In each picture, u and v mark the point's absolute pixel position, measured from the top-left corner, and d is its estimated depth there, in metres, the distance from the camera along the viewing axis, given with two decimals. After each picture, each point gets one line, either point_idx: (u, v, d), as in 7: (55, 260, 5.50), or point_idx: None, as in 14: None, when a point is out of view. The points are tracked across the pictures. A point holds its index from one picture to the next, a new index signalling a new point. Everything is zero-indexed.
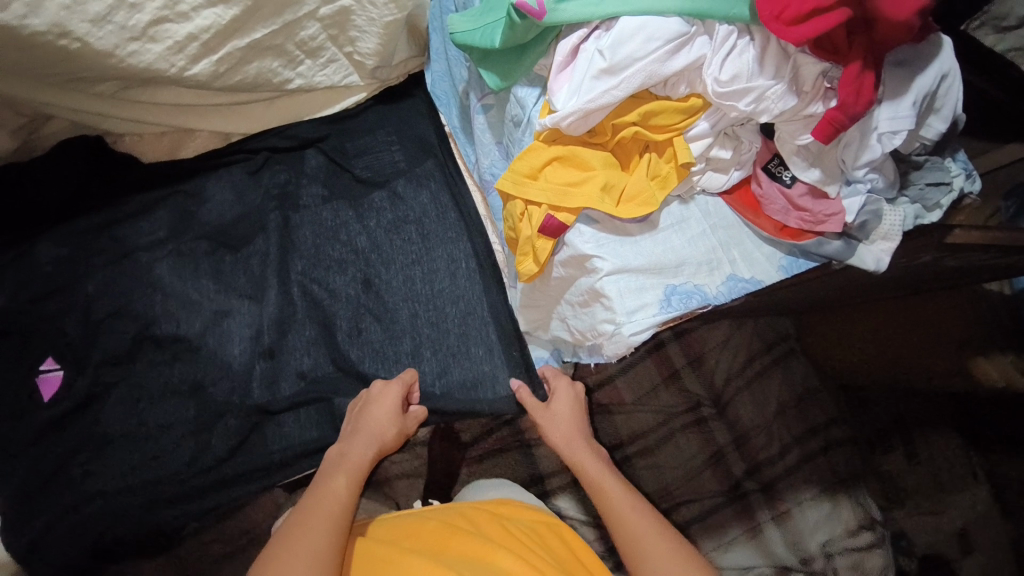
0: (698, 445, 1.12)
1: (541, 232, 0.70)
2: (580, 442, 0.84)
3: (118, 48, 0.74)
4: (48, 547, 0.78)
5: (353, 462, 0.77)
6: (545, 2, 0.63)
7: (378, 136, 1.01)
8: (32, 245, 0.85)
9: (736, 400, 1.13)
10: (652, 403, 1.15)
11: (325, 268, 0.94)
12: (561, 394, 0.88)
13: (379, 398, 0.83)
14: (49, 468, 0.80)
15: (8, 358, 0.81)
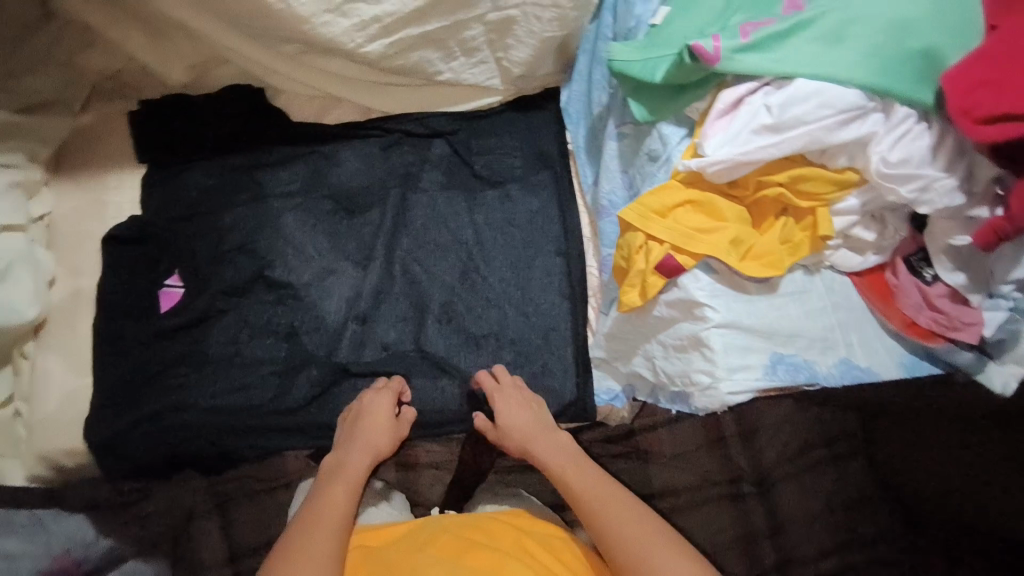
0: (731, 519, 1.10)
1: (655, 269, 0.69)
2: (552, 458, 0.85)
3: (313, 15, 0.79)
4: (132, 443, 0.85)
5: (352, 473, 0.81)
6: (722, 48, 0.62)
7: (504, 139, 1.03)
8: (186, 169, 0.94)
9: (781, 484, 1.11)
10: (695, 467, 1.10)
11: (428, 252, 0.98)
12: (507, 403, 0.88)
13: (369, 409, 0.86)
14: (151, 372, 0.87)
15: (141, 266, 0.89)
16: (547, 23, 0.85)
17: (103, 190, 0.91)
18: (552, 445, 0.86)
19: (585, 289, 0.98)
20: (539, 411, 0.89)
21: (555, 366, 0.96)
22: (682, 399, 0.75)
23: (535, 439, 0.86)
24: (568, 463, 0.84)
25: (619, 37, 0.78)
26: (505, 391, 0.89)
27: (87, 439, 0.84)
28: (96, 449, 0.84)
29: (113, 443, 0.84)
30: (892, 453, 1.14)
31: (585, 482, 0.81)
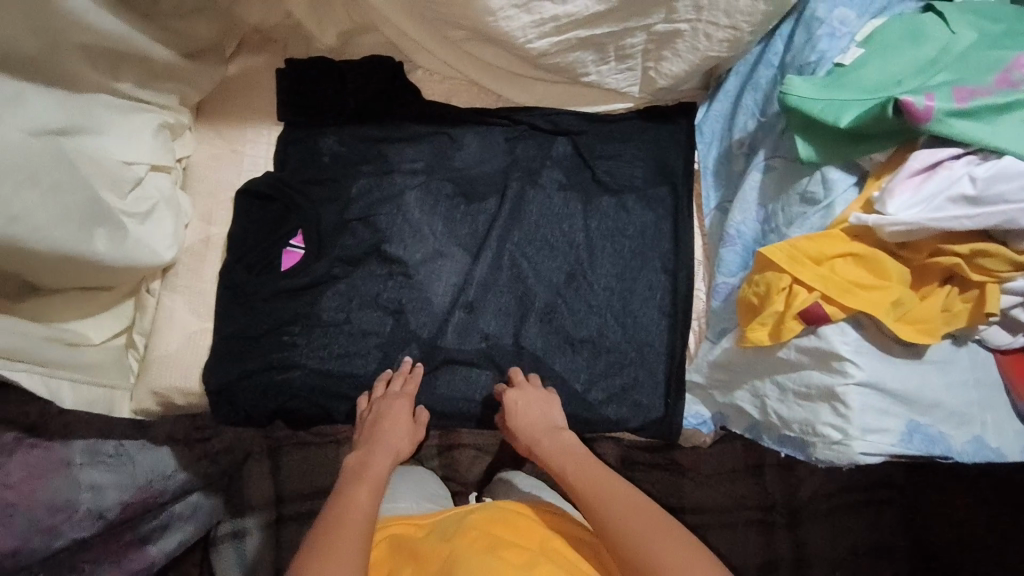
0: (759, 545, 1.27)
1: (797, 315, 0.69)
2: (559, 462, 0.84)
3: (499, 9, 0.74)
4: (242, 394, 0.88)
5: (371, 471, 0.80)
6: (932, 106, 0.64)
7: (629, 148, 1.02)
8: (320, 133, 0.95)
9: (810, 521, 1.27)
10: (729, 489, 1.28)
11: (538, 250, 0.98)
12: (519, 406, 0.89)
13: (391, 410, 0.86)
14: (264, 327, 0.89)
15: (269, 222, 0.92)
16: (717, 43, 0.81)
17: (241, 145, 0.94)
18: (557, 447, 0.85)
19: (688, 310, 0.96)
20: (549, 410, 0.90)
21: (645, 380, 0.96)
22: (794, 445, 0.76)
23: (539, 446, 0.87)
24: (570, 465, 0.83)
25: (796, 70, 0.78)
26: (521, 393, 0.90)
27: (205, 384, 0.87)
28: (210, 394, 0.88)
29: (227, 391, 0.87)
30: (928, 520, 1.24)
31: (590, 483, 0.79)
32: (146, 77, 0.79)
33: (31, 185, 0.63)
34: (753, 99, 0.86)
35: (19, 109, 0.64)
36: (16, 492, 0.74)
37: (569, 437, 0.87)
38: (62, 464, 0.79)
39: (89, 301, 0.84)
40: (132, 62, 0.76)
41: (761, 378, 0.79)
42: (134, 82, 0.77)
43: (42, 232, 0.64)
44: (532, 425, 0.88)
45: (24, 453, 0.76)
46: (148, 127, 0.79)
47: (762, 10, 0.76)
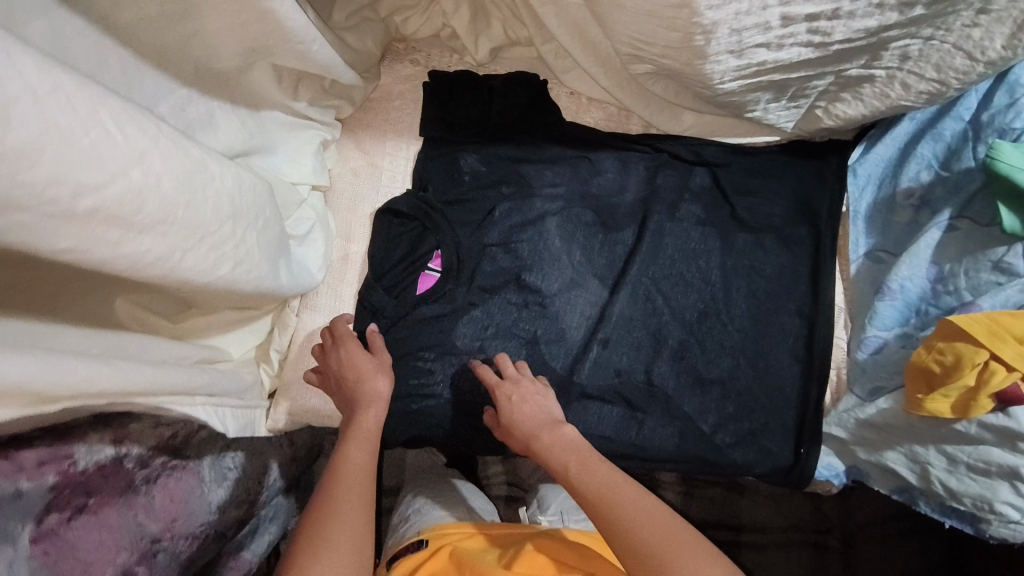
0: (808, 565, 1.15)
1: (991, 394, 0.68)
2: (559, 458, 0.72)
3: (712, 53, 0.69)
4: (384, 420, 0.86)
5: (359, 426, 0.75)
6: None
7: (770, 183, 0.96)
8: (460, 151, 0.92)
9: (864, 546, 1.13)
10: (785, 508, 1.17)
11: (673, 284, 0.94)
12: (512, 400, 0.79)
13: (347, 356, 0.79)
14: (402, 349, 0.87)
15: (408, 242, 0.89)
16: (915, 95, 0.80)
17: (380, 159, 0.92)
18: (558, 443, 0.74)
19: (826, 361, 0.91)
20: (546, 406, 0.79)
21: (775, 427, 0.91)
22: (963, 517, 0.77)
23: (536, 443, 0.75)
24: (572, 462, 0.71)
25: (999, 134, 0.78)
26: (515, 387, 0.80)
27: None
28: None
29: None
30: None
31: (592, 478, 0.68)
32: (319, 93, 0.78)
33: (253, 226, 0.56)
34: (930, 149, 0.85)
35: (210, 134, 0.61)
36: (161, 520, 0.69)
37: (570, 431, 0.75)
38: (196, 484, 0.74)
39: (236, 319, 0.78)
40: (310, 79, 0.75)
41: (923, 445, 0.78)
42: (308, 100, 0.76)
43: (254, 276, 0.58)
44: (517, 409, 0.78)
45: (166, 481, 0.71)
46: (311, 145, 0.77)
47: (975, 73, 0.75)
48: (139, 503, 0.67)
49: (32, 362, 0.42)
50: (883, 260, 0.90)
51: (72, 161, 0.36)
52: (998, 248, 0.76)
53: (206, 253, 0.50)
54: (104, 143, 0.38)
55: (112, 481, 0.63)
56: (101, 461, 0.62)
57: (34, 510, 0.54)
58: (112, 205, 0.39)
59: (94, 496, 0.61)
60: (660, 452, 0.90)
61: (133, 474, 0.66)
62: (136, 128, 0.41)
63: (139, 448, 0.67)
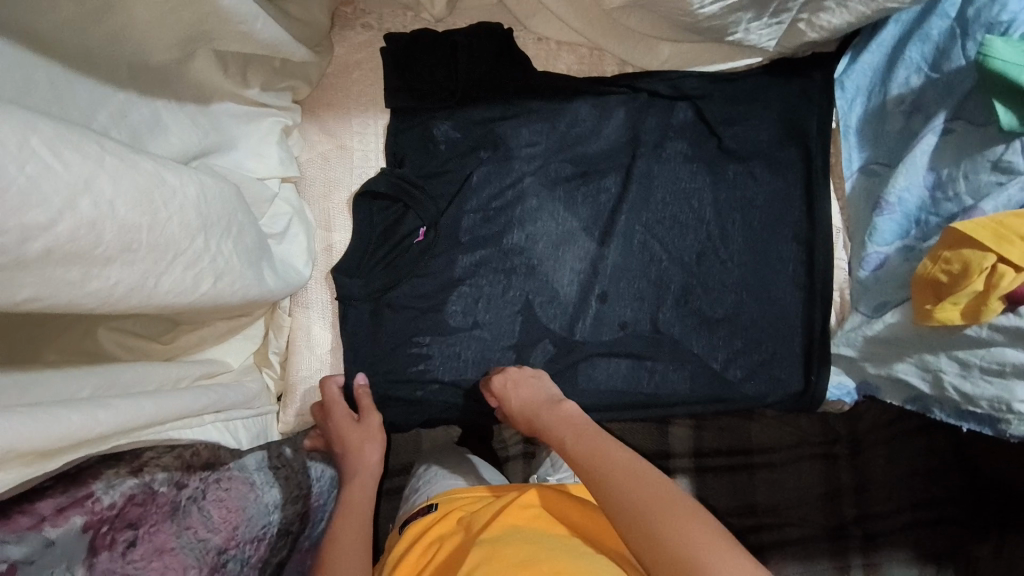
0: (819, 476, 1.15)
1: (1000, 295, 0.67)
2: (559, 432, 0.74)
3: None
4: (391, 409, 0.84)
5: (350, 501, 0.79)
6: None
7: (755, 108, 0.93)
8: (432, 119, 0.87)
9: (872, 451, 1.15)
10: (793, 425, 1.17)
11: (668, 229, 0.92)
12: (508, 386, 0.80)
13: (338, 425, 0.80)
14: (394, 332, 0.84)
15: (387, 224, 0.85)
16: None
17: (347, 139, 0.85)
18: (556, 419, 0.76)
19: (828, 283, 0.90)
20: (541, 386, 0.81)
21: (783, 356, 0.91)
22: (981, 420, 0.76)
23: (538, 420, 0.77)
24: (569, 434, 0.73)
25: (986, 32, 0.75)
26: (505, 373, 0.81)
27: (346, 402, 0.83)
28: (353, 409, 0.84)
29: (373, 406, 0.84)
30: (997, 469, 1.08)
31: (586, 447, 0.70)
32: (271, 76, 0.72)
33: (228, 235, 0.53)
34: (918, 51, 0.81)
35: (160, 138, 0.56)
36: (222, 531, 0.69)
37: (570, 407, 0.77)
38: (249, 489, 0.74)
39: (226, 329, 0.75)
40: (260, 61, 0.69)
41: (933, 352, 0.77)
42: (260, 86, 0.71)
43: (237, 286, 0.54)
44: (515, 405, 0.80)
45: (214, 489, 0.70)
46: (274, 133, 0.72)
47: None
48: (193, 519, 0.67)
49: (16, 426, 0.41)
50: (878, 173, 0.87)
51: (12, 206, 0.32)
52: (997, 147, 0.73)
53: (182, 272, 0.47)
54: (44, 177, 0.34)
55: (153, 509, 0.62)
56: (130, 491, 0.60)
57: (79, 555, 0.54)
58: (66, 243, 0.36)
59: (141, 526, 0.61)
60: (673, 398, 0.90)
61: (174, 497, 0.65)
62: (76, 153, 0.37)
63: (165, 472, 0.64)
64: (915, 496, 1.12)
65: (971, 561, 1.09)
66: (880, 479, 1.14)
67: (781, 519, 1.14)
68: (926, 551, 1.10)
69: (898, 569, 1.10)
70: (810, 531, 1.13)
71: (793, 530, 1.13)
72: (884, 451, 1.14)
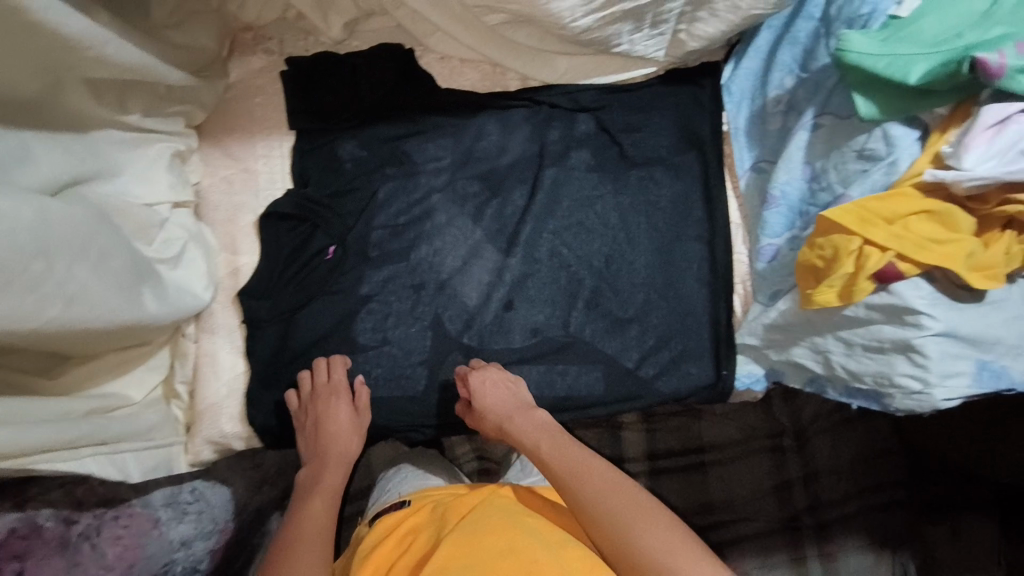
0: (769, 469, 1.17)
1: (870, 276, 0.71)
2: (530, 439, 0.77)
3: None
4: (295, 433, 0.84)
5: (327, 483, 0.79)
6: (1009, 62, 0.61)
7: (651, 116, 0.99)
8: (338, 139, 0.88)
9: (817, 439, 1.18)
10: (739, 420, 1.19)
11: (576, 234, 0.96)
12: (481, 387, 0.81)
13: (329, 412, 0.79)
14: (298, 347, 0.84)
15: (292, 244, 0.85)
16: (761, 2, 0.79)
17: (252, 162, 0.85)
18: (530, 424, 0.79)
19: (730, 277, 0.96)
20: (514, 391, 0.82)
21: (693, 350, 0.96)
22: (868, 397, 0.79)
23: (510, 423, 0.79)
24: (543, 440, 0.76)
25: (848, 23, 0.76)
26: (483, 372, 0.83)
27: (251, 425, 0.82)
28: (261, 434, 0.82)
29: (272, 431, 0.82)
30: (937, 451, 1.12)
31: (571, 462, 0.72)
32: (154, 102, 0.72)
33: (84, 257, 0.55)
34: (789, 54, 0.87)
35: (29, 167, 0.56)
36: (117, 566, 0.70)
37: (541, 414, 0.80)
38: (152, 525, 0.75)
39: (122, 360, 0.76)
40: (139, 87, 0.69)
41: (822, 334, 0.82)
42: (141, 111, 0.71)
43: (102, 307, 0.58)
44: (487, 408, 0.80)
45: (111, 526, 0.71)
46: (162, 159, 0.73)
47: None
48: (85, 556, 0.68)
49: None
50: (766, 170, 0.94)
51: None
52: (861, 137, 0.76)
53: (25, 295, 0.50)
54: None
55: (39, 543, 0.64)
56: (11, 525, 0.63)
57: None
58: None
59: (26, 560, 0.62)
60: (589, 399, 0.94)
61: (62, 532, 0.67)
62: None
63: (53, 509, 0.67)
64: (864, 483, 1.15)
65: (927, 546, 1.12)
66: (828, 463, 1.16)
67: (735, 515, 1.16)
68: (874, 533, 1.13)
69: (853, 556, 1.13)
70: (767, 525, 1.15)
71: (747, 526, 1.15)
72: (828, 439, 1.17)
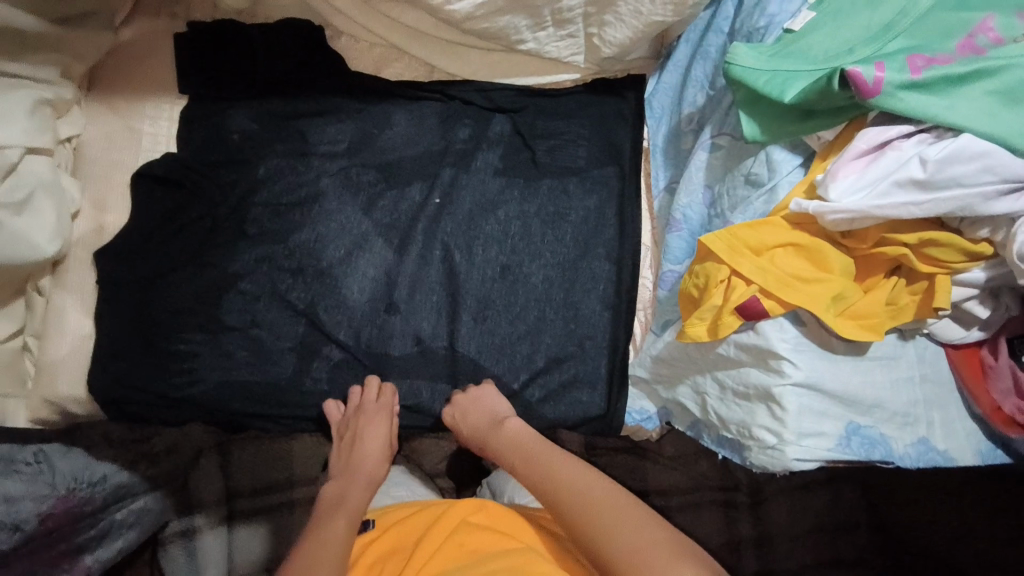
0: (720, 525, 1.06)
1: (735, 310, 0.62)
2: (507, 458, 0.72)
3: None
4: (132, 401, 0.81)
5: (345, 503, 0.73)
6: (885, 81, 0.55)
7: (572, 124, 0.92)
8: (230, 110, 0.88)
9: (774, 499, 1.07)
10: (688, 467, 1.06)
11: (470, 239, 0.89)
12: (461, 413, 0.81)
13: (369, 434, 0.80)
14: (150, 318, 0.82)
15: (170, 207, 0.84)
16: (660, 6, 0.80)
17: (137, 121, 0.86)
18: (505, 443, 0.74)
19: (632, 301, 0.87)
20: (489, 407, 0.79)
21: (584, 377, 0.86)
22: (733, 446, 0.71)
23: (487, 445, 0.76)
24: (517, 460, 0.71)
25: (746, 37, 0.71)
26: (454, 403, 0.82)
27: (90, 393, 0.80)
28: (99, 402, 0.81)
29: (117, 399, 0.81)
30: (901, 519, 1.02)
31: (546, 470, 0.66)
32: (19, 52, 0.79)
33: None
34: (702, 69, 0.82)
35: None
36: None
37: (515, 425, 0.75)
38: None
39: None
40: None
41: (701, 373, 0.72)
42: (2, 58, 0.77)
43: None
44: (474, 426, 0.78)
45: None
46: (20, 104, 0.76)
47: (691, 1, 0.79)
48: None
49: None
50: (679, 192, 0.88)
51: None
52: (749, 161, 0.70)
53: None
54: None
55: None
56: None
57: None
58: None
59: None
60: None
61: None
62: None
63: None
64: (823, 555, 1.06)
65: None
66: (781, 529, 1.07)
67: None
68: None
69: None
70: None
71: None
72: (789, 501, 1.07)
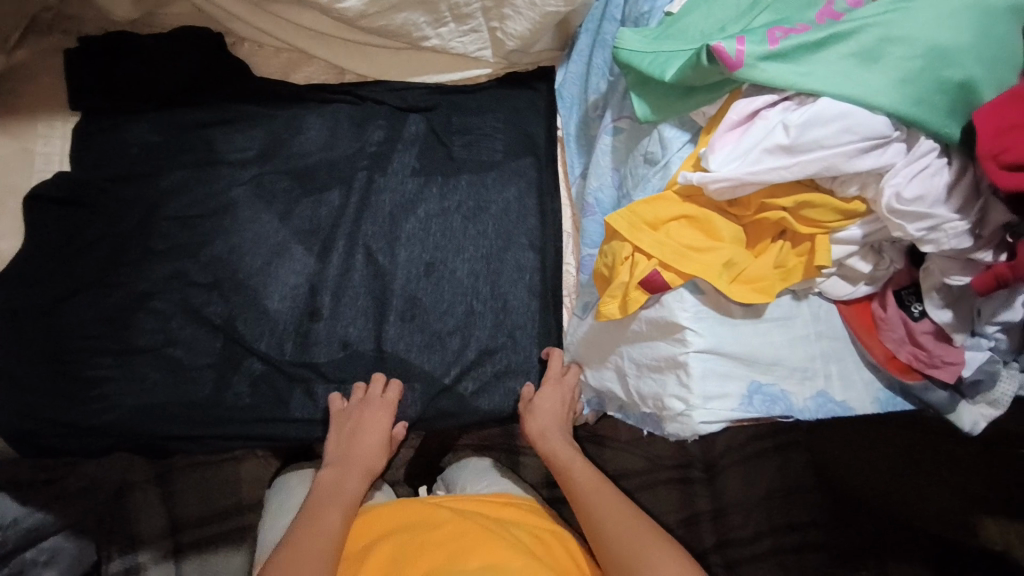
0: (676, 501, 1.09)
1: (640, 284, 0.64)
2: (569, 460, 0.81)
3: None
4: (39, 433, 0.77)
5: (342, 493, 0.76)
6: (745, 54, 0.58)
7: (487, 119, 0.94)
8: (128, 124, 0.85)
9: (727, 471, 1.11)
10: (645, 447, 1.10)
11: (391, 237, 0.88)
12: (552, 397, 0.84)
13: (366, 423, 0.80)
14: (53, 348, 0.78)
15: (71, 228, 0.81)
16: None
17: (30, 142, 0.83)
18: (570, 449, 0.82)
19: (557, 287, 0.89)
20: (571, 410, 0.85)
21: (518, 366, 0.87)
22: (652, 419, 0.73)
23: (553, 440, 0.82)
24: (579, 463, 0.80)
25: (633, 23, 0.74)
26: (552, 392, 0.84)
27: None
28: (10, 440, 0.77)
29: (27, 434, 0.77)
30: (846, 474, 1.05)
31: (586, 479, 0.77)
32: None
33: None
34: (602, 57, 0.86)
35: None
36: None
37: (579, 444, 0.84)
38: None
39: None
40: None
41: (618, 351, 0.74)
42: None
43: None
44: (554, 408, 0.83)
45: None
46: None
47: None
48: None
49: None
50: None
51: None
52: (645, 141, 0.72)
53: None
54: None
55: None
56: None
57: None
58: None
59: None
60: (400, 415, 0.86)
61: None
62: None
63: None
64: (778, 521, 1.09)
65: None
66: (736, 499, 1.10)
67: None
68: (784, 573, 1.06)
69: None
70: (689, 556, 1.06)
71: None
72: (741, 471, 1.11)
